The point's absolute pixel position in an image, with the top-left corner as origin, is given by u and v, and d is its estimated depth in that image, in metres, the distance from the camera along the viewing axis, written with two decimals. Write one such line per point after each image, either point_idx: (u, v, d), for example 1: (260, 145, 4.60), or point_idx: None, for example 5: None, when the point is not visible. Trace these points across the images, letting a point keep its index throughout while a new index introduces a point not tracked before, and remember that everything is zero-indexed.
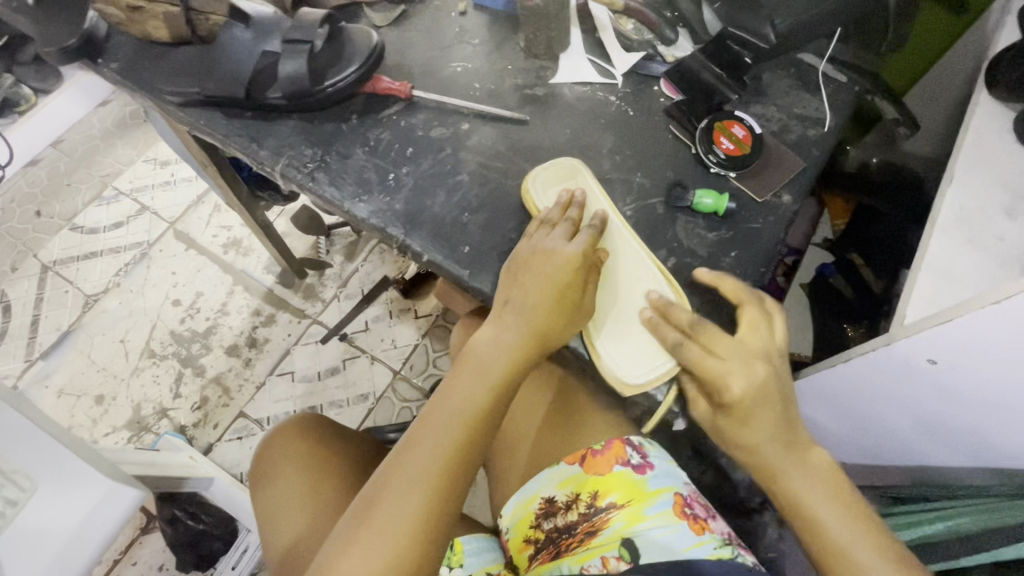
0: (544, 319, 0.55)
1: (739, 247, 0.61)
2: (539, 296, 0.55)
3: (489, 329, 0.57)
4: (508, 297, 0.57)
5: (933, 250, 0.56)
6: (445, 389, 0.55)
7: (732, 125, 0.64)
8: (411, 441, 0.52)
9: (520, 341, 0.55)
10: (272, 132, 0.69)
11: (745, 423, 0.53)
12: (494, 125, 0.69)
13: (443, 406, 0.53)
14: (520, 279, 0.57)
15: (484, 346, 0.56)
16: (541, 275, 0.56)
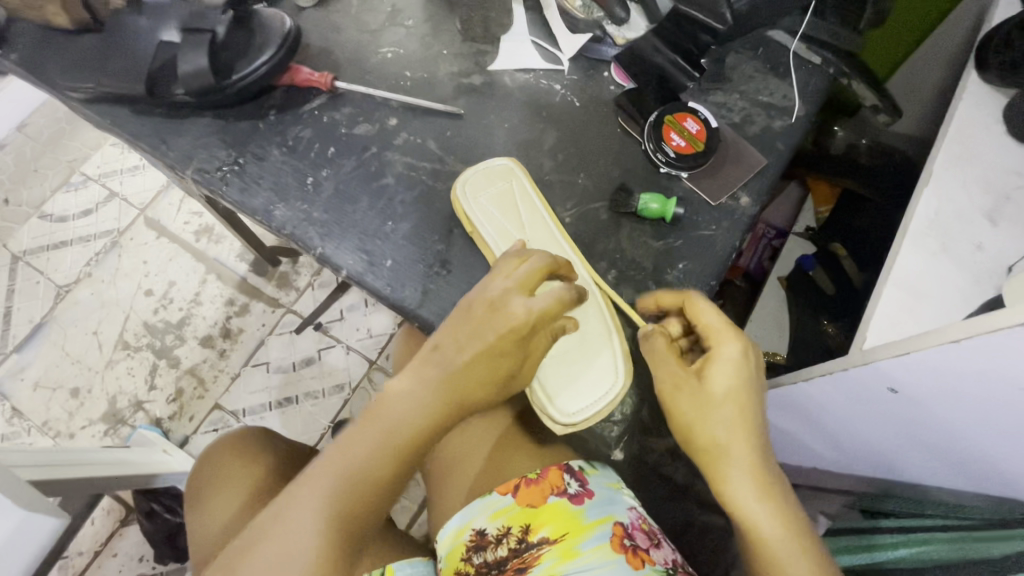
0: (472, 386, 0.45)
1: (687, 257, 0.55)
2: (473, 356, 0.45)
3: (406, 379, 0.45)
4: (441, 342, 0.46)
5: (899, 263, 0.50)
6: (343, 442, 0.44)
7: (684, 118, 0.57)
8: (290, 509, 0.42)
9: (439, 408, 0.45)
10: (183, 132, 0.63)
11: (717, 402, 0.45)
12: (424, 120, 0.62)
13: (335, 468, 0.43)
14: (460, 325, 0.46)
15: (397, 404, 0.45)
16: (482, 329, 0.45)
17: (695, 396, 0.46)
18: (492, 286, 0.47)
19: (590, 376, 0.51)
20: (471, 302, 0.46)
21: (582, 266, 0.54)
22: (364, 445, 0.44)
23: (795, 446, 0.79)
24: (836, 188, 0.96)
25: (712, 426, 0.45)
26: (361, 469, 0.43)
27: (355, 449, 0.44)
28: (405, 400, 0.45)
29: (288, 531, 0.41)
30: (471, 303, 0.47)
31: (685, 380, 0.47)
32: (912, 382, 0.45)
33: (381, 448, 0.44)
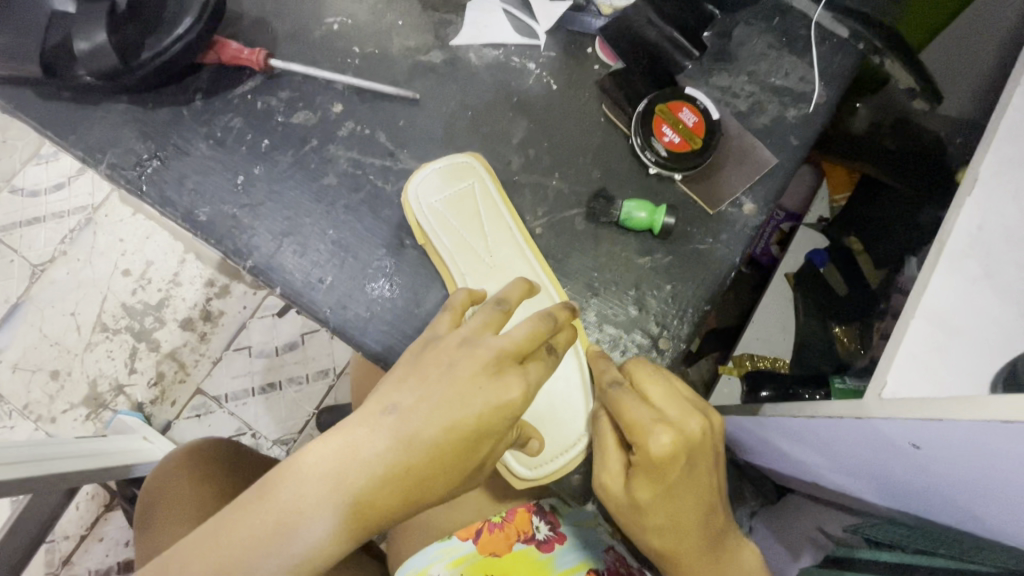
0: (429, 473, 0.34)
1: (677, 278, 0.47)
2: (438, 433, 0.34)
3: (345, 444, 0.34)
4: (400, 402, 0.35)
5: (930, 294, 0.42)
6: (247, 507, 0.33)
7: (679, 108, 0.47)
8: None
9: (380, 494, 0.34)
10: (98, 120, 0.54)
11: (646, 511, 0.38)
12: (375, 106, 0.53)
13: (226, 542, 0.32)
14: (422, 383, 0.36)
15: (325, 475, 0.33)
16: (457, 396, 0.35)
17: (621, 502, 0.39)
18: (469, 336, 0.38)
19: (563, 413, 0.44)
20: (439, 360, 0.37)
21: (552, 286, 0.46)
22: (275, 526, 0.32)
23: (794, 464, 0.72)
24: (855, 174, 0.86)
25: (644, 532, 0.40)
26: (271, 554, 0.32)
27: (262, 522, 0.32)
28: (339, 475, 0.33)
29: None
30: (439, 357, 0.37)
31: (609, 483, 0.39)
32: (942, 452, 0.37)
33: (293, 533, 0.32)
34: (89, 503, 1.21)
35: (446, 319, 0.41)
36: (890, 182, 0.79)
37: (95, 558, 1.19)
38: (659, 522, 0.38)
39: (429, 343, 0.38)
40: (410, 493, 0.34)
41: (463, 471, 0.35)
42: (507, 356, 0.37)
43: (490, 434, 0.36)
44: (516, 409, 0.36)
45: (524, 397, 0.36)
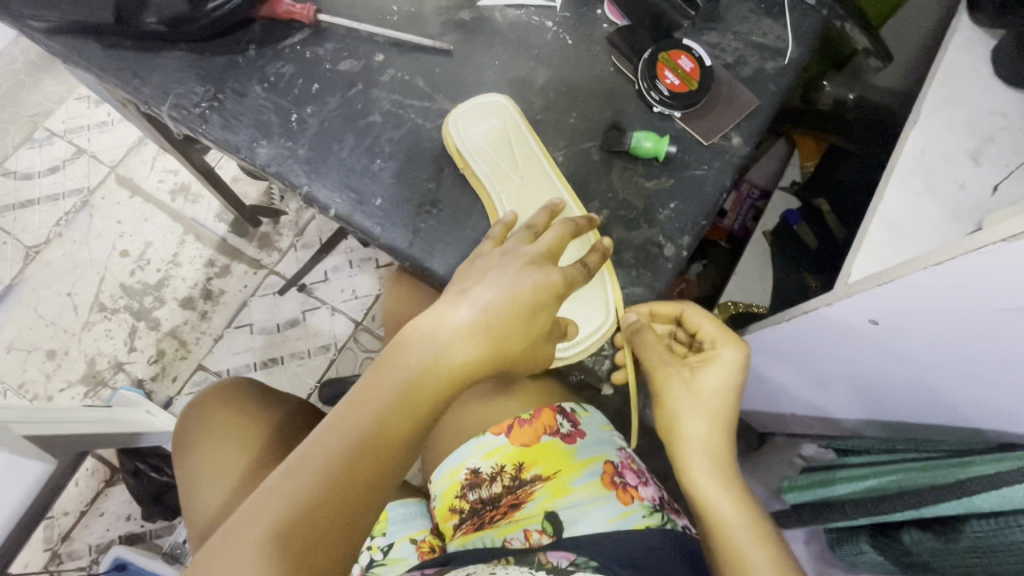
0: (511, 333, 0.42)
1: (679, 198, 0.55)
2: (508, 302, 0.43)
3: (437, 318, 0.42)
4: (469, 287, 0.44)
5: (886, 202, 0.51)
6: (369, 382, 0.41)
7: (679, 56, 0.56)
8: (317, 444, 0.39)
9: (477, 351, 0.41)
10: (156, 67, 0.60)
11: (705, 402, 0.49)
12: (412, 56, 0.60)
13: (363, 410, 0.39)
14: (484, 276, 0.44)
15: (430, 341, 0.41)
16: (517, 278, 0.44)
17: (687, 391, 0.49)
18: (511, 248, 0.46)
19: (582, 305, 0.51)
20: (488, 259, 0.46)
21: (573, 206, 0.53)
22: (402, 384, 0.40)
23: (776, 390, 0.81)
24: (822, 143, 0.97)
25: (689, 431, 0.48)
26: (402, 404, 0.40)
27: (385, 389, 0.40)
28: (435, 344, 0.41)
29: (314, 470, 0.38)
30: (492, 262, 0.45)
31: (677, 376, 0.49)
32: (898, 315, 0.46)
33: (417, 386, 0.40)
34: (90, 478, 1.24)
35: (490, 242, 0.48)
36: (854, 152, 0.91)
37: (96, 533, 1.21)
38: (711, 414, 0.48)
39: (478, 257, 0.47)
40: (498, 349, 0.42)
41: (535, 334, 0.44)
42: (545, 256, 0.46)
43: (547, 307, 0.44)
44: (559, 288, 0.45)
45: (563, 279, 0.45)
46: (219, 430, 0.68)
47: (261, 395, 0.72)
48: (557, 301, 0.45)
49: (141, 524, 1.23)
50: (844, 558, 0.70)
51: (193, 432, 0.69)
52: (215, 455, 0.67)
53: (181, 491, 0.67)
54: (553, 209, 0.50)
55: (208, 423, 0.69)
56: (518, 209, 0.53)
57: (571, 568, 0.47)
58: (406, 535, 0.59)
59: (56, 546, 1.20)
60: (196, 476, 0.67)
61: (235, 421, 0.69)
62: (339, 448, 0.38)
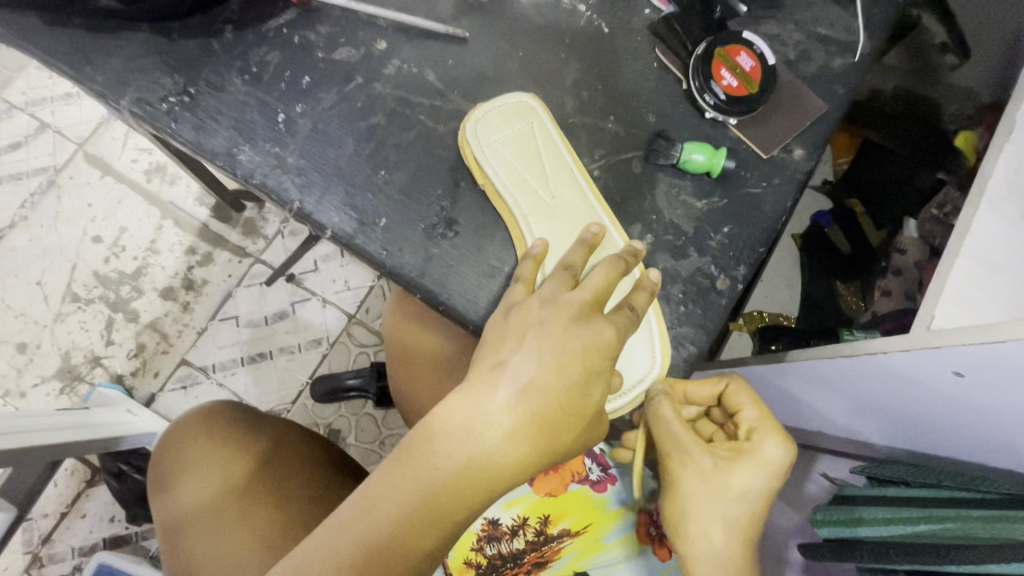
0: (557, 419, 0.36)
1: (733, 221, 0.47)
2: (553, 382, 0.36)
3: (470, 403, 0.35)
4: (507, 359, 0.36)
5: (972, 233, 0.45)
6: (388, 476, 0.35)
7: (738, 52, 0.48)
8: (323, 550, 0.34)
9: (517, 445, 0.35)
10: (113, 50, 0.50)
11: (724, 501, 0.43)
12: (421, 44, 0.51)
13: (380, 512, 0.34)
14: (523, 343, 0.37)
15: (461, 435, 0.35)
16: (563, 350, 0.36)
17: (704, 485, 0.44)
18: (550, 296, 0.39)
19: (626, 349, 0.44)
20: (526, 319, 0.38)
21: (615, 233, 0.45)
22: (429, 488, 0.34)
23: (805, 411, 0.76)
24: (858, 139, 0.89)
25: (698, 533, 0.43)
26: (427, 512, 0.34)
27: (408, 487, 0.34)
28: (467, 438, 0.35)
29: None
30: (529, 319, 0.38)
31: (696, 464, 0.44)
32: (988, 375, 0.40)
33: (446, 491, 0.34)
34: (69, 479, 1.17)
35: (520, 286, 0.41)
36: (895, 151, 0.84)
37: (78, 535, 1.15)
38: (729, 516, 0.43)
39: (511, 309, 0.39)
40: (542, 444, 0.35)
41: (585, 416, 0.36)
42: (589, 305, 0.38)
43: (599, 380, 0.37)
44: (613, 347, 0.37)
45: (618, 338, 0.38)
46: (205, 463, 0.62)
47: (250, 423, 0.65)
48: (611, 363, 0.38)
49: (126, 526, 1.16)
50: None
51: (175, 463, 0.63)
52: (198, 492, 0.61)
53: (161, 531, 0.61)
54: (591, 240, 0.42)
55: (190, 456, 0.63)
56: (550, 235, 0.45)
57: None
58: None
59: (36, 548, 1.14)
60: (177, 515, 0.60)
61: (219, 454, 0.62)
62: (350, 558, 0.33)
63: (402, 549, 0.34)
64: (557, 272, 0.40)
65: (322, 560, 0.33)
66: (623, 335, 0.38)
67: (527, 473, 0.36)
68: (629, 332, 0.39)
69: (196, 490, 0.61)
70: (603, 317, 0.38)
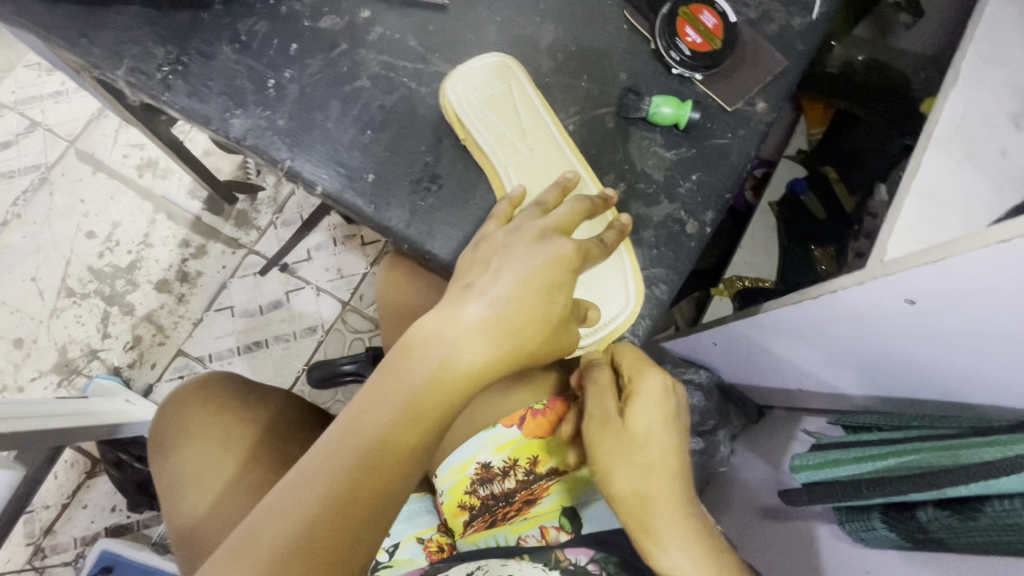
0: (524, 326, 0.41)
1: (701, 169, 0.50)
2: (519, 292, 0.41)
3: (443, 316, 0.40)
4: (475, 281, 0.42)
5: (922, 171, 0.48)
6: (376, 388, 0.39)
7: (700, 11, 0.51)
8: (321, 457, 0.37)
9: (486, 349, 0.40)
10: (108, 24, 0.52)
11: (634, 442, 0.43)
12: (402, 12, 0.53)
13: (371, 418, 0.38)
14: (490, 267, 0.42)
15: (436, 344, 0.40)
16: (526, 269, 0.41)
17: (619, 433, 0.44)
18: (519, 227, 0.44)
19: (600, 285, 0.47)
20: (496, 247, 0.43)
21: (588, 181, 0.48)
22: (412, 390, 0.39)
23: (784, 368, 0.79)
24: (830, 110, 0.92)
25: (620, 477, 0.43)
26: (410, 412, 0.38)
27: (393, 396, 0.39)
28: (441, 345, 0.40)
29: (319, 485, 0.36)
30: (495, 246, 0.43)
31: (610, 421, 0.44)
32: (937, 299, 0.44)
33: (427, 392, 0.39)
34: (70, 470, 1.19)
35: (494, 222, 0.46)
36: (865, 118, 0.86)
37: (80, 525, 1.16)
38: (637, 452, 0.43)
39: (481, 241, 0.45)
40: (512, 346, 0.41)
41: (548, 324, 0.42)
42: (554, 232, 0.44)
43: (561, 294, 0.42)
44: (572, 260, 0.43)
45: (578, 255, 0.43)
46: (202, 429, 0.64)
47: (245, 392, 0.67)
48: (572, 275, 0.43)
49: (127, 515, 1.18)
50: (853, 535, 0.68)
51: (174, 431, 0.64)
52: (199, 457, 0.62)
53: (161, 495, 0.63)
54: (565, 184, 0.46)
55: (186, 424, 0.64)
56: (527, 184, 0.48)
57: (594, 570, 0.48)
58: (412, 534, 0.56)
59: (38, 540, 1.15)
60: (175, 481, 0.62)
61: (218, 420, 0.64)
62: (345, 461, 0.37)
63: (392, 445, 0.38)
64: (530, 209, 0.45)
65: (321, 465, 0.37)
66: (586, 259, 0.44)
67: (499, 375, 0.41)
68: (592, 259, 0.44)
69: (193, 456, 0.62)
70: (564, 239, 0.43)
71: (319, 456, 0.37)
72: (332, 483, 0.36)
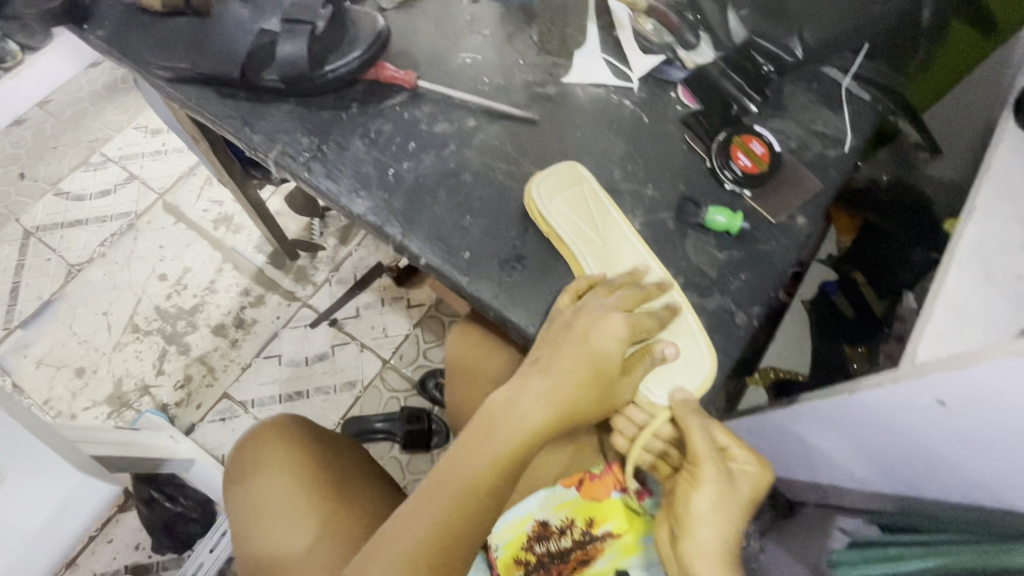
0: (580, 390, 0.52)
1: (749, 270, 0.58)
2: (576, 362, 0.51)
3: (517, 385, 0.53)
4: (544, 354, 0.53)
5: (949, 287, 0.54)
6: (466, 440, 0.53)
7: (750, 140, 0.61)
8: (426, 492, 0.52)
9: (551, 410, 0.52)
10: (265, 116, 0.65)
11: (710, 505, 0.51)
12: (501, 123, 0.65)
13: (461, 462, 0.52)
14: (555, 343, 0.53)
15: (510, 406, 0.52)
16: (583, 343, 0.52)
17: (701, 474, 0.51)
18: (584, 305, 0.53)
19: (676, 357, 0.53)
20: (562, 322, 0.53)
21: (657, 271, 0.56)
22: (495, 441, 0.52)
23: (816, 458, 0.81)
24: (856, 221, 0.99)
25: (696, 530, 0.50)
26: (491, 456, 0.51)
27: (479, 443, 0.52)
28: (515, 404, 0.52)
29: (425, 513, 0.51)
30: (560, 324, 0.53)
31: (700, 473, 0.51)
32: (964, 401, 0.49)
33: (504, 442, 0.52)
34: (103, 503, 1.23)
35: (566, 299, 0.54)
36: (887, 229, 0.93)
37: (102, 562, 1.19)
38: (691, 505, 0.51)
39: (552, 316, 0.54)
40: (571, 406, 0.52)
41: (601, 387, 0.52)
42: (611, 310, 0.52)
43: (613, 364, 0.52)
44: (625, 335, 0.52)
45: (629, 329, 0.52)
46: (275, 464, 0.70)
47: (313, 434, 0.74)
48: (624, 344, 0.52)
49: (148, 555, 1.20)
50: None
51: (255, 467, 0.71)
52: (271, 491, 0.68)
53: (232, 524, 0.69)
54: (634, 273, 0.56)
55: (262, 459, 0.71)
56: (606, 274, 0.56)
57: None
58: None
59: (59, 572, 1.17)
60: (249, 513, 0.68)
61: (290, 457, 0.70)
62: (443, 496, 0.51)
63: (479, 482, 0.51)
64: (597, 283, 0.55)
65: (427, 497, 0.52)
66: (637, 330, 0.52)
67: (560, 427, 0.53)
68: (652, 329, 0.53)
69: (266, 489, 0.68)
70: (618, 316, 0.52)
71: (426, 491, 0.52)
72: (434, 511, 0.51)
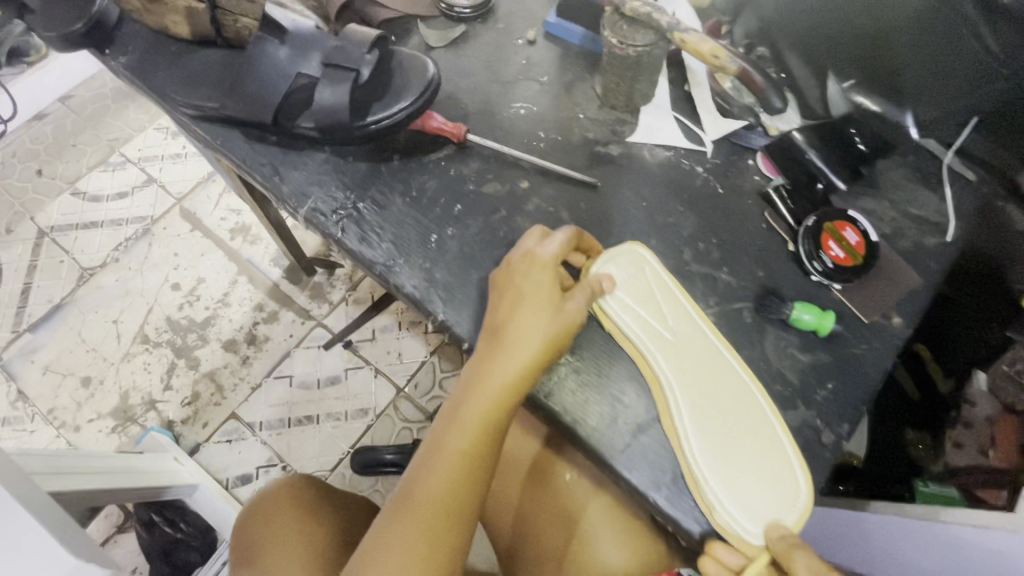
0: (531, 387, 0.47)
1: (837, 377, 0.51)
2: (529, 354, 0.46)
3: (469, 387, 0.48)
4: (490, 348, 0.48)
5: None
6: (428, 462, 0.46)
7: (844, 227, 0.54)
8: (384, 528, 0.45)
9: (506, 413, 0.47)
10: (299, 163, 0.59)
11: None
12: (558, 185, 0.58)
13: (421, 488, 0.45)
14: (502, 335, 0.48)
15: (468, 413, 0.47)
16: (534, 334, 0.47)
17: None
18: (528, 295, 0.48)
19: (768, 481, 0.46)
20: (505, 314, 0.48)
21: (739, 369, 0.49)
22: (458, 458, 0.46)
23: None
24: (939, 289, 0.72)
25: None
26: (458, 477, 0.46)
27: (441, 464, 0.46)
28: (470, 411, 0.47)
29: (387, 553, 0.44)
30: (507, 316, 0.48)
31: None
32: None
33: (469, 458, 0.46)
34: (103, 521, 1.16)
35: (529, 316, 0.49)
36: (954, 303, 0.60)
37: None
38: None
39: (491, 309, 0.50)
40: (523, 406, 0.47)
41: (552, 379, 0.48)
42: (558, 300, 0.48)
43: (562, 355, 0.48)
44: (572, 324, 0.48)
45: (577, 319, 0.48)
46: (288, 530, 0.63)
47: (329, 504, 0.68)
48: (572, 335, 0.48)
49: None
50: None
51: (264, 536, 0.63)
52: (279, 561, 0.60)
53: None
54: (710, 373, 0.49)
55: (272, 526, 0.64)
56: (680, 372, 0.49)
57: None
58: None
59: None
60: None
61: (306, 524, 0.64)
62: (406, 534, 0.44)
63: (446, 514, 0.45)
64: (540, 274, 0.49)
65: (387, 533, 0.44)
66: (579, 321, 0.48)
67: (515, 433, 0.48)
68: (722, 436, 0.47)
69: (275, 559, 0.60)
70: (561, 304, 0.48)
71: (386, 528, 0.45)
72: (396, 550, 0.44)
